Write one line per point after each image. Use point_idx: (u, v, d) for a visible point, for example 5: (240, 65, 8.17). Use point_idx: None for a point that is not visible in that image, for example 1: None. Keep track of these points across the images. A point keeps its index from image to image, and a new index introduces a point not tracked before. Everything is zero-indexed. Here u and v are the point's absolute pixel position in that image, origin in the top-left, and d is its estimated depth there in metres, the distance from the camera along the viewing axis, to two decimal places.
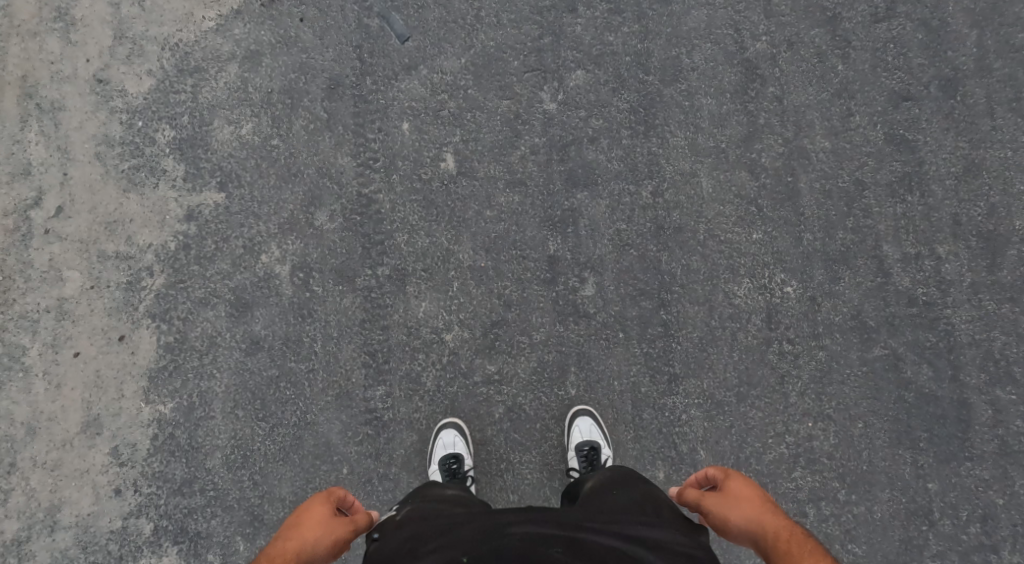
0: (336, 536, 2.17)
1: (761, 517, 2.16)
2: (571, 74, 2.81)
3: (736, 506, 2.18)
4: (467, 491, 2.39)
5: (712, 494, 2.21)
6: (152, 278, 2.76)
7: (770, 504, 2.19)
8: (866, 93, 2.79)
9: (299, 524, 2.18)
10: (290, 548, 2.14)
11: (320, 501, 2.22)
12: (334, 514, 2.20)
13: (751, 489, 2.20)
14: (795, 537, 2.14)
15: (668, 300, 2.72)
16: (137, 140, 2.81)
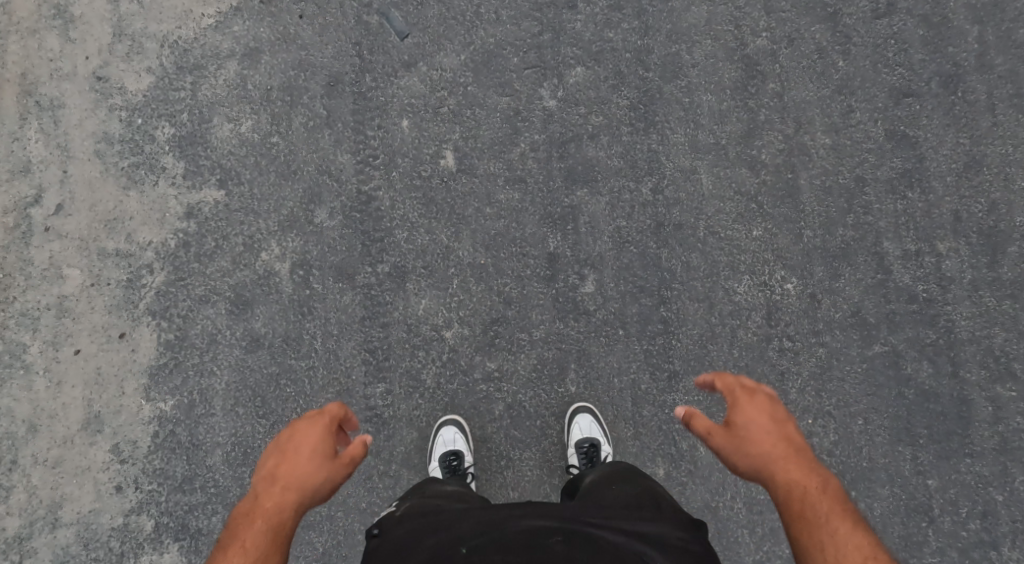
0: (337, 475, 2.14)
1: (773, 464, 2.13)
2: (570, 71, 2.81)
3: (744, 447, 2.15)
4: (468, 487, 2.40)
5: (722, 433, 2.17)
6: (153, 276, 2.76)
7: (785, 447, 2.15)
8: (867, 89, 2.78)
9: (295, 463, 2.14)
10: (291, 494, 2.12)
11: (316, 432, 2.17)
12: (333, 454, 2.16)
13: (762, 430, 2.15)
14: (809, 488, 2.10)
15: (668, 297, 2.72)
16: (137, 137, 2.81)
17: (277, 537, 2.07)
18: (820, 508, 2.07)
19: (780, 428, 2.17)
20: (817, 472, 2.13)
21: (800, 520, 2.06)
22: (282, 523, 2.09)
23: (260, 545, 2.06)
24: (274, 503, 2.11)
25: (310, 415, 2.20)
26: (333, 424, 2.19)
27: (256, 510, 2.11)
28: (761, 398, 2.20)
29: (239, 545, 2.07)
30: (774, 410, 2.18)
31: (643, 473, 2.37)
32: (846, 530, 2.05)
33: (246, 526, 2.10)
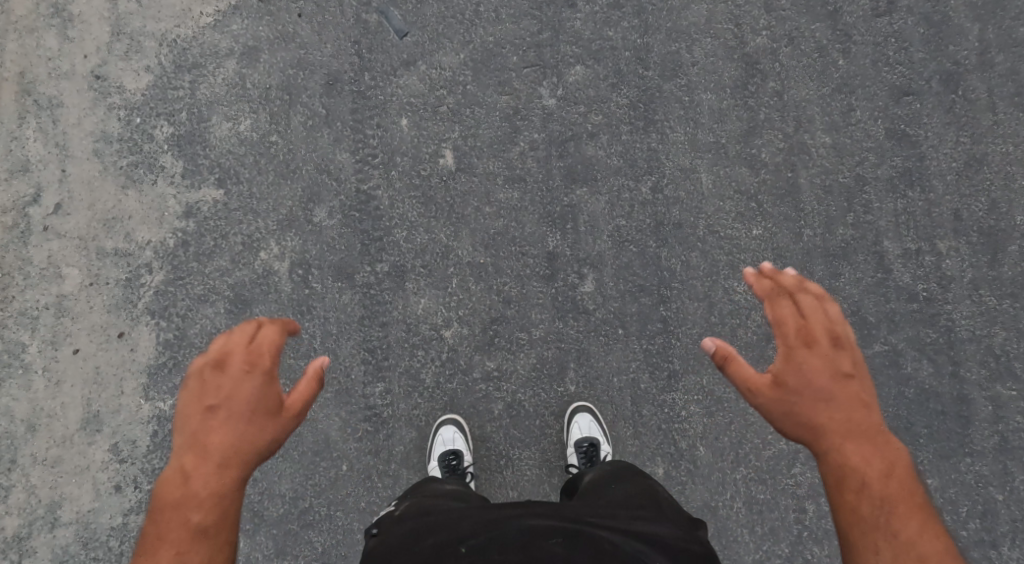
0: (281, 431, 1.99)
1: (824, 437, 1.93)
2: (570, 70, 2.81)
3: (794, 412, 1.97)
4: (467, 487, 2.41)
5: (773, 392, 2.00)
6: (152, 275, 2.76)
7: (843, 418, 1.94)
8: (867, 87, 2.77)
9: (231, 429, 1.94)
10: (233, 472, 1.92)
11: (251, 383, 1.97)
12: (271, 412, 1.98)
13: (817, 397, 1.96)
14: (866, 470, 1.88)
15: (668, 296, 2.72)
16: (136, 137, 2.81)
17: (225, 525, 1.89)
18: (877, 495, 1.86)
19: (840, 393, 1.96)
20: (880, 449, 1.91)
21: (849, 508, 1.87)
22: (228, 509, 1.90)
23: (204, 540, 1.87)
24: (213, 487, 1.90)
25: (239, 367, 1.98)
26: (267, 376, 1.99)
27: (190, 500, 1.88)
28: (822, 355, 1.99)
29: (174, 546, 1.85)
30: (836, 370, 1.97)
31: (642, 473, 2.36)
32: (909, 529, 1.83)
33: (178, 520, 1.87)
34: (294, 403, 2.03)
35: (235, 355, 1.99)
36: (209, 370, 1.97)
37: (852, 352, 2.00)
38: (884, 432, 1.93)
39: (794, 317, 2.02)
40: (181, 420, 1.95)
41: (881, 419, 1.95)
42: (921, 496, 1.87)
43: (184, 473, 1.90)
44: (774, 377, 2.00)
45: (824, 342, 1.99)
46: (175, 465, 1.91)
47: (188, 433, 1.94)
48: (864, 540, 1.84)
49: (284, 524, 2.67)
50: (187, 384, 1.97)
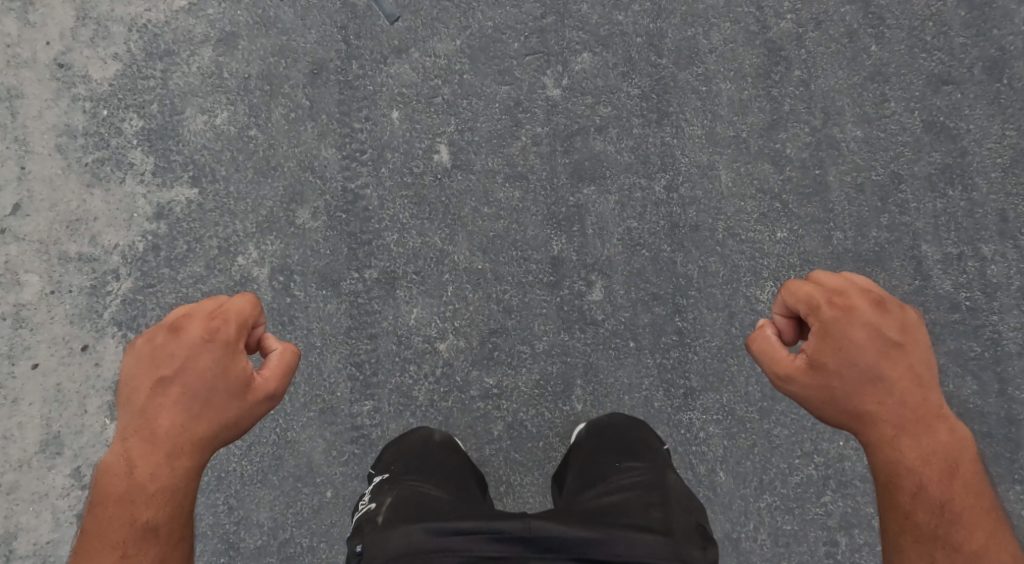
0: (239, 413, 1.95)
1: (875, 427, 1.89)
2: (576, 57, 2.57)
3: (839, 400, 1.91)
4: (462, 464, 2.26)
5: (814, 378, 1.92)
6: (119, 282, 2.52)
7: (895, 403, 1.88)
8: (903, 75, 2.52)
9: (181, 411, 1.91)
10: (182, 460, 1.90)
11: (208, 364, 1.93)
12: (229, 398, 1.94)
13: (864, 383, 1.89)
14: (923, 467, 1.86)
15: (683, 305, 2.47)
16: (102, 130, 2.58)
17: (174, 522, 1.88)
18: (935, 496, 1.84)
19: (890, 373, 1.89)
20: (936, 438, 1.87)
21: (903, 509, 1.85)
22: (178, 503, 1.89)
23: (152, 539, 1.85)
24: (162, 479, 1.88)
25: (197, 346, 1.92)
26: (227, 358, 1.94)
27: (136, 494, 1.87)
28: (866, 328, 1.89)
29: (119, 547, 1.84)
30: (884, 345, 1.89)
31: (649, 459, 2.16)
32: (975, 536, 1.81)
33: (124, 517, 1.86)
34: (261, 382, 1.98)
35: (195, 323, 1.93)
36: (163, 338, 1.93)
37: (901, 320, 1.91)
38: (941, 417, 1.88)
39: (829, 288, 1.92)
40: (130, 395, 1.92)
41: (938, 399, 1.90)
42: (983, 492, 1.86)
43: (129, 461, 1.88)
44: (814, 360, 1.92)
45: (868, 311, 1.90)
46: (119, 450, 1.90)
47: (135, 413, 1.91)
48: (917, 547, 1.83)
49: (263, 557, 2.43)
50: (137, 352, 1.93)
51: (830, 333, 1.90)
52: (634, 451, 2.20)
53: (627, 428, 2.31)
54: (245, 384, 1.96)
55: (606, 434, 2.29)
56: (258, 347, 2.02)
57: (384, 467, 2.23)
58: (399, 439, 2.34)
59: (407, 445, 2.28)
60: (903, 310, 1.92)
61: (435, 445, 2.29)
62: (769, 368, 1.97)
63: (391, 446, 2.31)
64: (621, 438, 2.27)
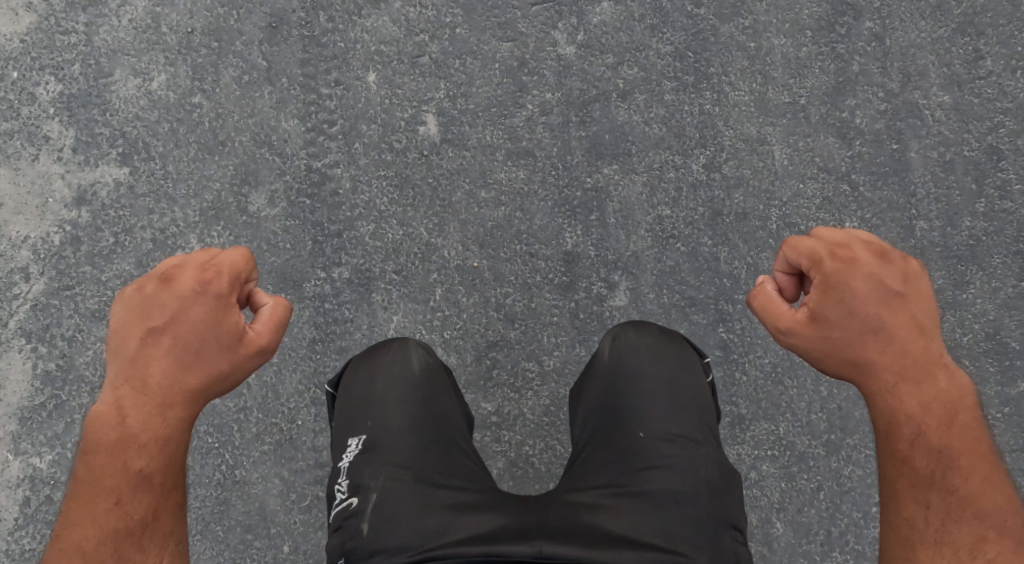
0: (237, 369, 1.54)
1: (872, 380, 1.51)
2: (593, 7, 2.09)
3: (832, 354, 1.52)
4: (449, 414, 1.66)
5: (804, 333, 1.53)
6: (29, 283, 2.04)
7: (895, 351, 1.49)
8: (1001, 27, 2.03)
9: (174, 360, 1.51)
10: (177, 411, 1.51)
11: (198, 314, 1.51)
12: (227, 349, 1.53)
13: (864, 336, 1.50)
14: (922, 414, 1.48)
15: (728, 313, 1.99)
16: (12, 97, 2.10)
17: (170, 476, 1.50)
18: (934, 443, 1.47)
19: (889, 320, 1.49)
20: (936, 386, 1.48)
21: (901, 459, 1.48)
22: (176, 457, 1.51)
23: (148, 491, 1.48)
24: (156, 428, 1.49)
25: (188, 296, 1.51)
26: (223, 308, 1.52)
27: (128, 443, 1.48)
28: (868, 278, 1.49)
29: (111, 495, 1.47)
30: (885, 294, 1.49)
31: (700, 420, 1.61)
32: (972, 480, 1.45)
33: (115, 466, 1.48)
34: (259, 336, 1.55)
35: (187, 270, 1.52)
36: (152, 287, 1.52)
37: (905, 267, 1.51)
38: (944, 364, 1.49)
39: (829, 237, 1.52)
40: (117, 344, 1.52)
41: (941, 345, 1.50)
42: (984, 438, 1.48)
43: (118, 410, 1.49)
44: (806, 314, 1.52)
45: (867, 259, 1.50)
46: (107, 397, 1.50)
47: (123, 361, 1.50)
48: (915, 497, 1.47)
49: None
50: (123, 298, 1.52)
51: (824, 283, 1.50)
52: (686, 403, 1.62)
53: (677, 355, 1.68)
54: (243, 338, 1.53)
55: (646, 368, 1.65)
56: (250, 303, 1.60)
57: (344, 395, 1.66)
58: (365, 360, 1.70)
59: (379, 379, 1.66)
60: (905, 258, 1.52)
61: (415, 379, 1.66)
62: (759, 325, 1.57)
63: (353, 371, 1.69)
64: (667, 375, 1.65)
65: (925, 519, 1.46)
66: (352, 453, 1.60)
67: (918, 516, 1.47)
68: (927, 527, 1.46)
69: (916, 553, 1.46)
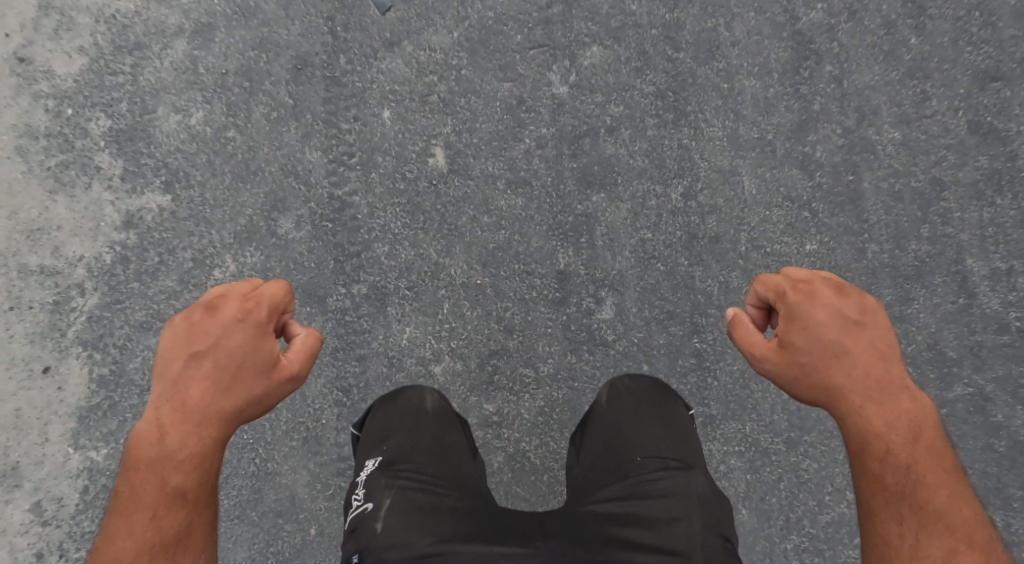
0: (267, 392, 1.81)
1: (839, 400, 1.78)
2: (584, 51, 2.34)
3: (802, 376, 1.79)
4: (459, 446, 1.97)
5: (777, 356, 1.80)
6: (84, 297, 2.30)
7: (860, 374, 1.77)
8: (946, 71, 2.28)
9: (211, 384, 1.78)
10: (211, 431, 1.78)
11: (238, 340, 1.79)
12: (259, 375, 1.80)
13: (828, 360, 1.77)
14: (888, 432, 1.75)
15: (702, 325, 2.25)
16: (67, 131, 2.36)
17: (202, 490, 1.77)
18: (902, 460, 1.73)
19: (851, 346, 1.77)
20: (899, 406, 1.76)
21: (873, 476, 1.74)
22: (208, 473, 1.78)
23: (181, 506, 1.75)
24: (191, 447, 1.77)
25: (230, 323, 1.79)
26: (260, 335, 1.80)
27: (166, 460, 1.76)
28: (828, 308, 1.78)
29: (149, 509, 1.74)
30: (846, 322, 1.78)
31: (692, 449, 1.91)
32: (938, 494, 1.72)
33: (154, 481, 1.75)
34: (289, 363, 1.83)
35: (230, 301, 1.81)
36: (198, 314, 1.81)
37: (861, 299, 1.80)
38: (905, 387, 1.77)
39: (794, 276, 1.82)
40: (163, 366, 1.80)
41: (901, 369, 1.78)
42: (947, 454, 1.75)
43: (159, 428, 1.77)
44: (778, 340, 1.80)
45: (827, 292, 1.79)
46: (151, 416, 1.78)
47: (167, 383, 1.79)
48: (888, 511, 1.73)
49: None
50: (172, 325, 1.81)
51: (790, 312, 1.79)
52: (670, 435, 1.93)
53: (664, 401, 2.00)
54: (275, 364, 1.81)
55: (638, 408, 1.98)
56: (282, 333, 1.89)
57: (371, 428, 1.97)
58: (385, 404, 2.02)
59: (395, 417, 1.98)
60: (862, 293, 1.81)
61: (429, 417, 1.99)
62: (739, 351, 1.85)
63: (375, 412, 2.00)
64: (657, 416, 1.96)
65: (901, 532, 1.71)
66: (369, 470, 1.87)
67: (894, 532, 1.72)
68: (903, 540, 1.71)
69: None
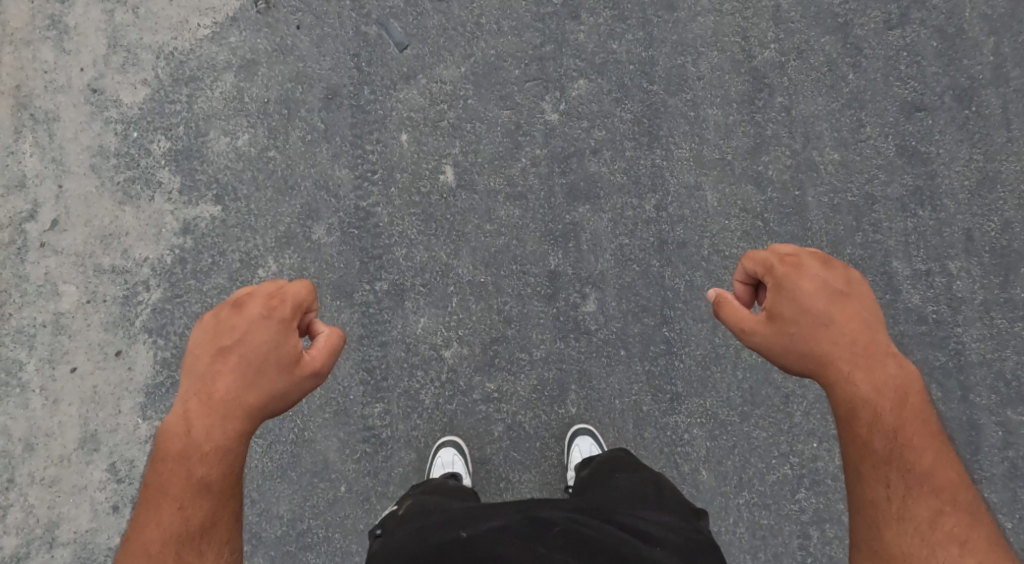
0: (286, 385, 2.16)
1: (826, 365, 2.13)
2: (572, 83, 2.76)
3: (791, 343, 2.15)
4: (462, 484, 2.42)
5: (768, 326, 2.17)
6: (149, 292, 2.73)
7: (847, 341, 2.12)
8: (878, 102, 2.70)
9: (236, 379, 2.13)
10: (234, 424, 2.12)
11: (264, 334, 2.14)
12: (281, 370, 2.15)
13: (814, 328, 2.13)
14: (876, 397, 2.10)
15: (671, 316, 2.67)
16: (133, 151, 2.78)
17: (225, 480, 2.11)
18: (889, 424, 2.09)
19: (838, 316, 2.13)
20: (887, 371, 2.11)
21: (863, 441, 2.09)
22: (230, 464, 2.12)
23: (205, 496, 2.09)
24: (215, 439, 2.11)
25: (257, 318, 2.14)
26: (283, 329, 2.15)
27: (193, 453, 2.10)
28: (814, 280, 2.14)
29: (176, 500, 2.09)
30: (833, 294, 2.14)
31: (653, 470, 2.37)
32: (923, 457, 2.08)
33: (182, 472, 2.10)
34: (309, 359, 2.18)
35: (256, 300, 2.15)
36: (226, 313, 2.15)
37: (845, 274, 2.17)
38: (890, 354, 2.12)
39: (780, 251, 2.18)
40: (193, 362, 2.15)
41: (886, 339, 2.14)
42: (930, 419, 2.11)
43: (188, 422, 2.11)
44: (770, 311, 2.16)
45: (814, 266, 2.15)
46: (181, 410, 2.12)
47: (197, 379, 2.13)
48: (876, 473, 2.08)
49: (283, 546, 2.64)
50: (203, 324, 2.16)
51: (779, 284, 2.15)
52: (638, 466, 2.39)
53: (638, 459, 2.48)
54: (295, 360, 2.16)
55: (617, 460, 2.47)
56: (306, 332, 2.23)
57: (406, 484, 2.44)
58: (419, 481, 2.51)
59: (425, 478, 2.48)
60: (846, 268, 2.18)
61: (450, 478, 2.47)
62: (736, 325, 2.21)
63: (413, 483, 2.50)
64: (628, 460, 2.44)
65: (889, 495, 2.07)
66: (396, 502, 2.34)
67: (882, 495, 2.07)
68: (891, 503, 2.07)
69: (881, 523, 2.06)
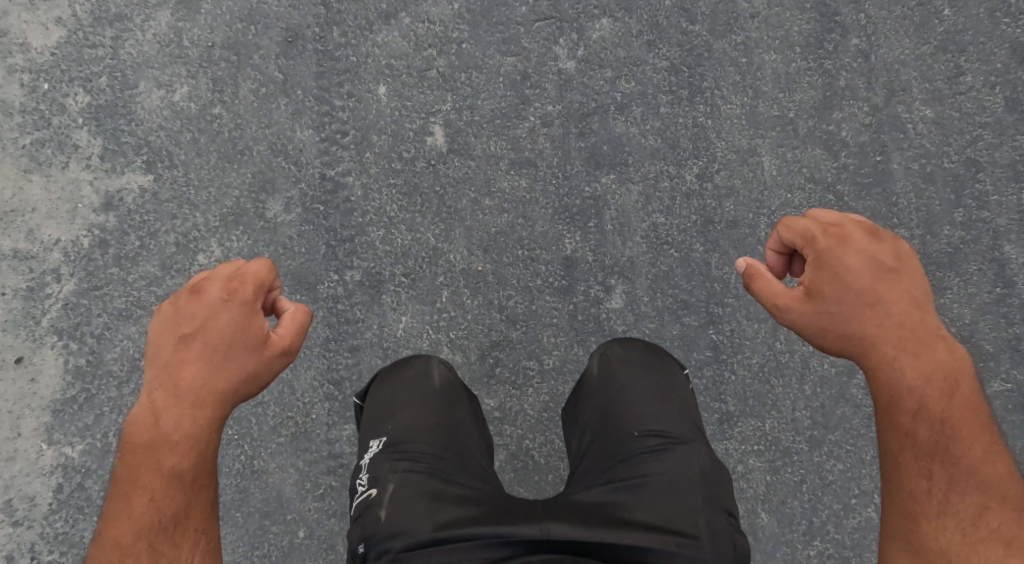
0: (258, 373, 1.67)
1: (869, 353, 1.65)
2: (593, 23, 2.20)
3: (829, 328, 1.66)
4: (457, 417, 1.81)
5: (805, 307, 1.67)
6: (60, 284, 2.16)
7: (894, 324, 1.64)
8: (982, 45, 2.16)
9: (204, 364, 1.65)
10: (208, 411, 1.64)
11: (228, 316, 1.66)
12: (256, 349, 1.67)
13: (858, 312, 1.65)
14: (923, 385, 1.61)
15: (718, 315, 2.11)
16: (43, 107, 2.21)
17: (202, 470, 1.64)
18: (936, 414, 1.61)
19: (885, 294, 1.64)
20: (936, 356, 1.62)
21: (903, 430, 1.62)
22: (207, 452, 1.65)
23: (179, 489, 1.62)
24: (187, 428, 1.63)
25: (218, 295, 1.66)
26: (252, 308, 1.67)
27: (163, 442, 1.62)
28: (860, 254, 1.65)
29: (146, 492, 1.61)
30: (881, 271, 1.65)
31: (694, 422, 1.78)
32: (972, 452, 1.59)
33: (151, 464, 1.62)
34: (277, 340, 1.69)
35: (214, 284, 1.67)
36: (183, 300, 1.67)
37: (896, 248, 1.67)
38: (941, 338, 1.63)
39: (823, 218, 1.68)
40: (153, 353, 1.67)
41: (937, 320, 1.65)
42: (983, 409, 1.62)
43: (154, 414, 1.63)
44: (805, 288, 1.68)
45: (861, 238, 1.66)
46: (145, 401, 1.65)
47: (160, 368, 1.66)
48: (917, 464, 1.61)
49: None
50: (160, 314, 1.68)
51: (818, 260, 1.66)
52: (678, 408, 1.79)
53: (665, 370, 1.85)
54: (264, 341, 1.67)
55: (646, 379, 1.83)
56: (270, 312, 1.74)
57: (372, 403, 1.83)
58: (389, 373, 1.87)
59: (401, 390, 1.83)
60: (897, 239, 1.69)
61: (438, 390, 1.84)
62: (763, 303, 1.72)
63: (379, 382, 1.86)
64: (664, 384, 1.82)
65: (929, 490, 1.59)
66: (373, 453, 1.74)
67: (921, 488, 1.60)
68: (930, 497, 1.60)
69: (919, 522, 1.59)
